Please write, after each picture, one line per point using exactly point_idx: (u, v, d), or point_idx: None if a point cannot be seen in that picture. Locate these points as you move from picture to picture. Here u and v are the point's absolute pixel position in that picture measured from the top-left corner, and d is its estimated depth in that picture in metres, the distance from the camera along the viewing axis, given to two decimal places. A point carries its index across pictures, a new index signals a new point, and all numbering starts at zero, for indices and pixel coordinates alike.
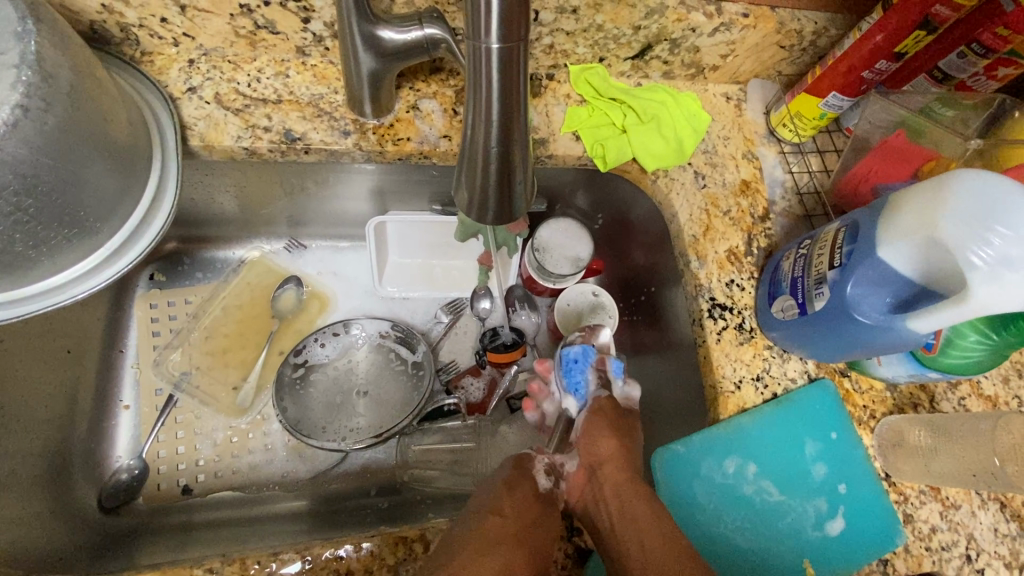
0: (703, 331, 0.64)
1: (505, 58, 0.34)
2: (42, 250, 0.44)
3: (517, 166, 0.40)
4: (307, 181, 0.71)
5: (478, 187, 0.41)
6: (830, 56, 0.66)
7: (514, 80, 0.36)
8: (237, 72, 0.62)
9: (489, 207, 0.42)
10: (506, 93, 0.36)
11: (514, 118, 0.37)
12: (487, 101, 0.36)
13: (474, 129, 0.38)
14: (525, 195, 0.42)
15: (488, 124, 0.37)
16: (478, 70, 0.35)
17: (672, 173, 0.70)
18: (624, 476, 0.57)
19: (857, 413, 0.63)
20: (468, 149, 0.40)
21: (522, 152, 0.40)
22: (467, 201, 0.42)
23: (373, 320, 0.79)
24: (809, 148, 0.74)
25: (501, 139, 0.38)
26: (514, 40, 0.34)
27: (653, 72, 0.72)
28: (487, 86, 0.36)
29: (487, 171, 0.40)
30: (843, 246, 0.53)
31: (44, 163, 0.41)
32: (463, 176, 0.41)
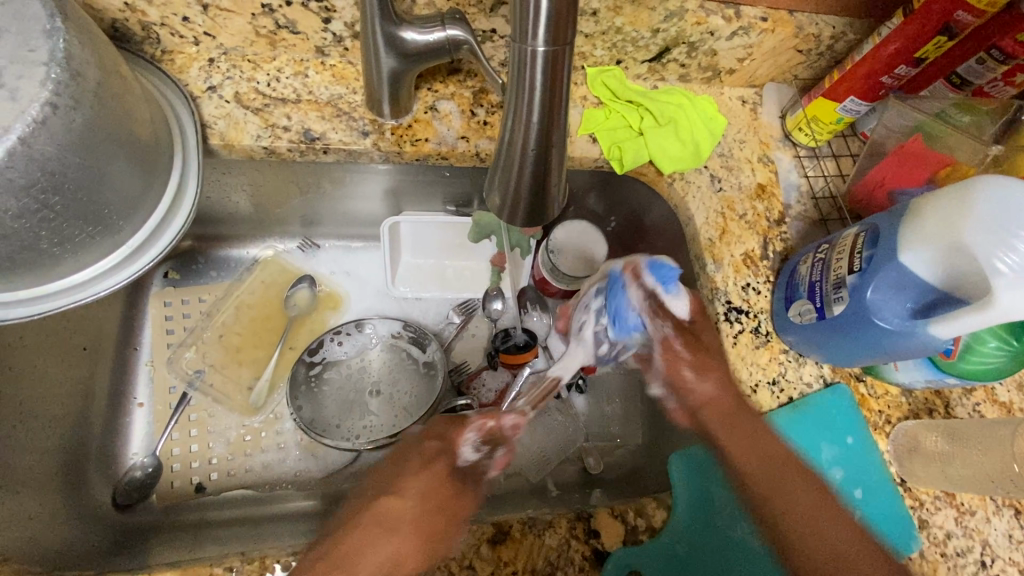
0: (719, 334, 0.64)
1: (551, 61, 0.34)
2: (66, 247, 0.44)
3: (554, 169, 0.40)
4: (322, 180, 0.72)
5: (513, 190, 0.41)
6: (849, 60, 0.66)
7: (559, 84, 0.36)
8: (256, 72, 0.62)
9: (522, 209, 0.42)
10: (549, 97, 0.36)
11: (556, 121, 0.37)
12: (528, 104, 0.36)
13: (512, 133, 0.38)
14: (559, 198, 0.43)
15: (528, 126, 0.37)
16: (522, 72, 0.35)
17: (688, 176, 0.70)
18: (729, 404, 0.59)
19: (872, 418, 0.63)
20: (505, 150, 0.40)
21: (560, 154, 0.40)
22: (499, 203, 0.42)
23: (385, 321, 0.79)
24: (824, 152, 0.74)
25: (540, 142, 0.38)
26: (560, 44, 0.34)
27: (669, 75, 0.72)
28: (530, 89, 0.36)
29: (523, 173, 0.40)
30: (863, 250, 0.53)
31: (72, 160, 0.41)
32: (497, 178, 0.42)
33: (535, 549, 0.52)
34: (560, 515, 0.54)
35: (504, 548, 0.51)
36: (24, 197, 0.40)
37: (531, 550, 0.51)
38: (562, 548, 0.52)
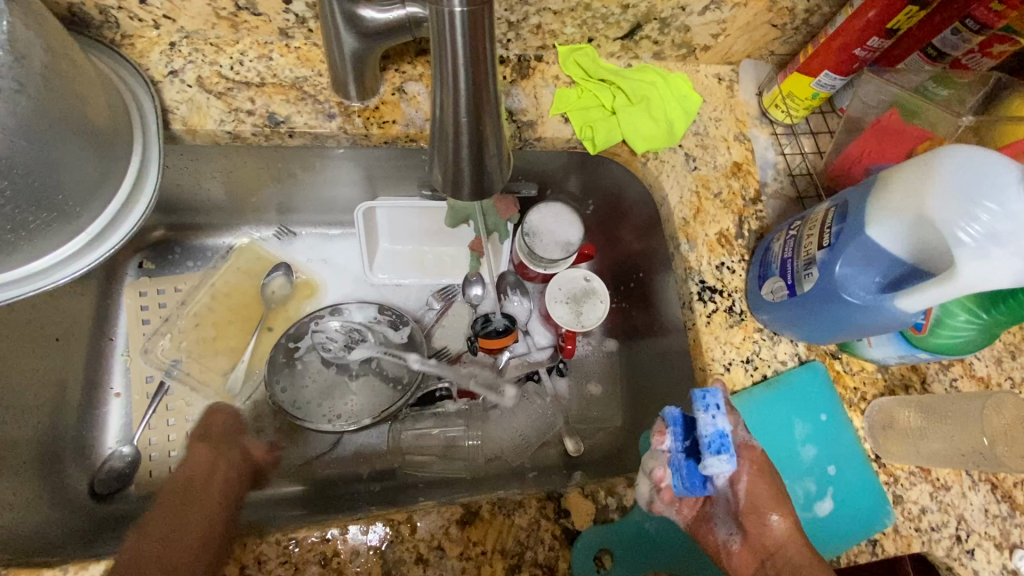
0: (693, 314, 0.63)
1: (471, 23, 0.34)
2: (21, 234, 0.43)
3: (490, 137, 0.39)
4: (293, 167, 0.71)
5: (451, 163, 0.40)
6: (822, 34, 0.65)
7: (481, 46, 0.35)
8: (219, 55, 0.61)
9: (464, 182, 0.41)
10: (473, 61, 0.35)
11: (483, 86, 0.37)
12: (453, 70, 0.36)
13: (442, 102, 0.38)
14: (501, 172, 0.42)
15: (456, 94, 0.37)
16: (442, 36, 0.34)
17: (662, 155, 0.69)
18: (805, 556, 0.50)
19: (847, 395, 0.63)
20: (438, 122, 0.39)
21: (494, 124, 0.39)
22: (440, 178, 0.42)
23: (361, 306, 0.79)
24: (802, 129, 0.74)
25: (472, 110, 0.37)
26: (477, 4, 0.33)
27: (643, 52, 0.71)
28: (452, 53, 0.35)
29: (459, 143, 0.39)
30: (833, 226, 0.53)
31: (19, 145, 0.41)
32: (434, 151, 0.41)
33: (505, 529, 0.51)
34: (531, 495, 0.54)
35: (473, 528, 0.51)
36: None
37: (501, 530, 0.51)
38: (531, 527, 0.52)
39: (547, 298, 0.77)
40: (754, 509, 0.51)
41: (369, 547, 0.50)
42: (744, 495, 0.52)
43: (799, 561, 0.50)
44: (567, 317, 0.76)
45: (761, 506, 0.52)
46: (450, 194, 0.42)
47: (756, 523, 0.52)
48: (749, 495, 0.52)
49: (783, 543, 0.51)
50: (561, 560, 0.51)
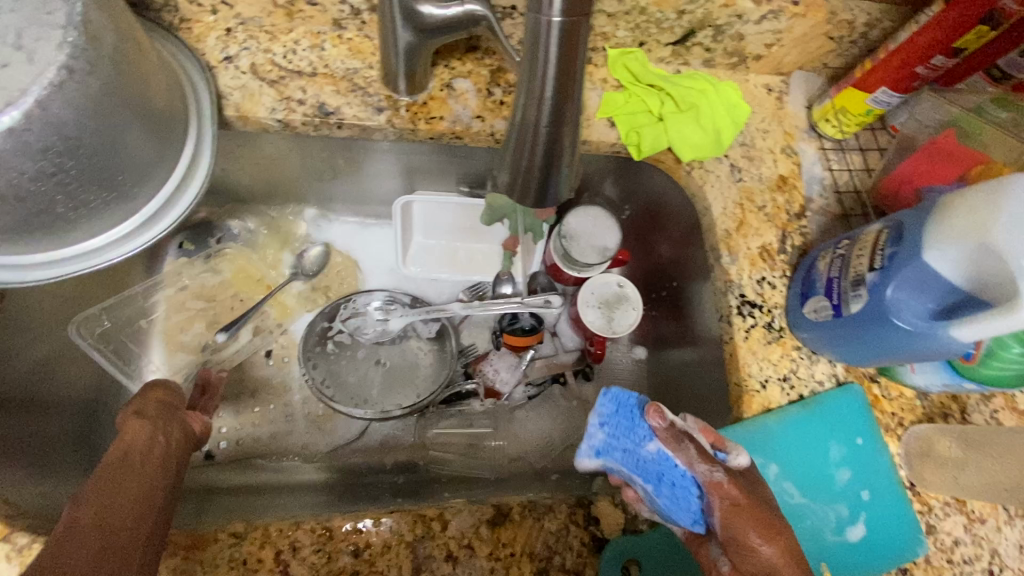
0: (731, 328, 0.62)
1: (568, 32, 0.34)
2: (81, 213, 0.44)
3: (566, 149, 0.39)
4: (337, 157, 0.71)
5: (521, 172, 0.41)
6: (883, 49, 0.64)
7: (575, 56, 0.35)
8: (273, 44, 0.61)
9: (532, 189, 0.41)
10: (566, 68, 0.35)
11: (567, 98, 0.37)
12: (542, 79, 0.36)
13: (525, 108, 0.38)
14: (568, 180, 0.42)
15: (540, 105, 0.37)
16: (539, 43, 0.34)
17: (708, 165, 0.68)
18: None
19: (884, 420, 0.62)
20: (517, 128, 0.39)
21: (572, 134, 0.39)
22: (507, 183, 0.42)
23: (387, 292, 0.79)
24: (850, 145, 0.72)
25: (552, 119, 0.37)
26: (577, 15, 0.34)
27: (693, 59, 0.70)
28: (544, 61, 0.35)
29: (535, 151, 0.39)
30: (886, 247, 0.52)
31: (88, 125, 0.42)
32: (507, 157, 0.41)
33: (534, 532, 0.52)
34: (560, 501, 0.53)
35: (502, 530, 0.51)
36: (41, 160, 0.40)
37: (530, 533, 0.52)
38: (560, 533, 0.52)
39: (578, 301, 0.76)
40: (737, 540, 0.48)
41: (398, 539, 0.50)
42: (722, 528, 0.49)
43: None
44: (599, 323, 0.75)
45: (742, 537, 0.48)
46: (516, 199, 0.42)
47: (745, 551, 0.48)
48: (730, 526, 0.49)
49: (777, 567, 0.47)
50: (588, 567, 0.52)
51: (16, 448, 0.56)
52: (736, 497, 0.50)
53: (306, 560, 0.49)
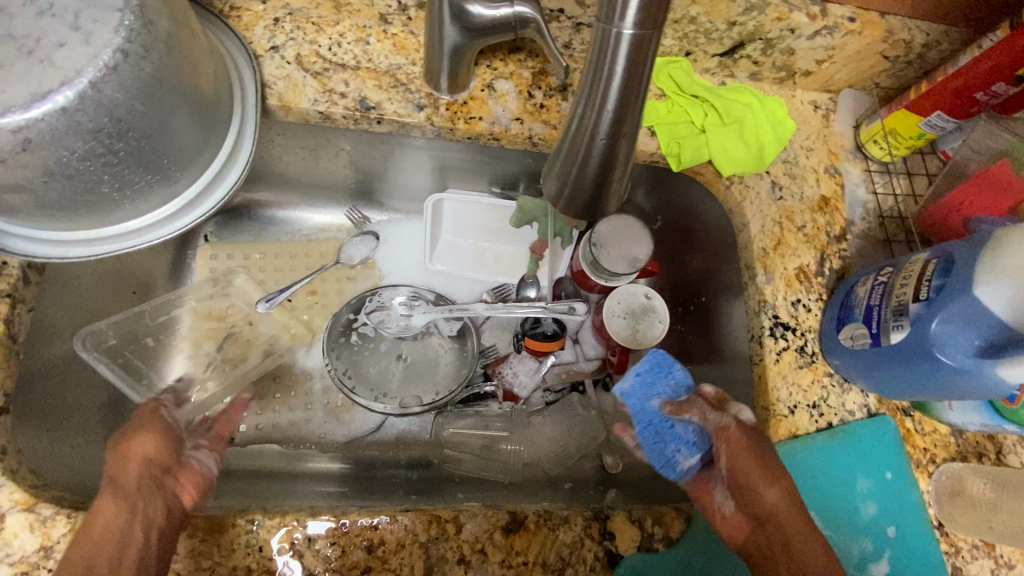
0: (762, 349, 0.61)
1: (637, 45, 0.34)
2: (126, 194, 0.45)
3: (620, 162, 0.39)
4: (373, 151, 0.71)
5: (571, 184, 0.40)
6: (941, 73, 0.62)
7: (641, 69, 0.35)
8: (319, 35, 0.61)
9: (582, 199, 0.40)
10: (631, 79, 0.35)
11: (628, 112, 0.36)
12: (603, 90, 0.35)
13: (581, 118, 0.38)
14: (619, 193, 0.41)
15: (598, 116, 0.36)
16: (605, 52, 0.34)
17: (748, 180, 0.67)
18: (801, 521, 0.50)
19: (915, 455, 0.60)
20: (571, 137, 0.39)
21: (628, 148, 0.38)
22: (555, 191, 0.42)
23: (411, 287, 0.79)
24: (897, 168, 0.70)
25: (610, 131, 0.37)
26: (648, 28, 0.33)
27: (740, 72, 0.68)
28: (608, 75, 0.35)
29: (588, 161, 0.39)
30: (933, 279, 0.50)
31: (138, 109, 0.42)
32: (555, 166, 0.41)
33: (548, 542, 0.51)
34: (576, 512, 0.53)
35: (517, 537, 0.51)
36: (91, 140, 0.40)
37: (544, 543, 0.51)
38: (575, 545, 0.51)
39: (603, 308, 0.75)
40: (743, 481, 0.52)
41: (413, 540, 0.50)
42: (729, 470, 0.53)
43: (792, 529, 0.50)
44: (625, 334, 0.73)
45: (748, 478, 0.52)
46: (563, 209, 0.41)
47: (747, 491, 0.52)
48: (740, 471, 0.52)
49: (777, 510, 0.51)
50: None
51: (61, 409, 0.58)
52: (748, 442, 0.54)
53: (319, 552, 0.49)
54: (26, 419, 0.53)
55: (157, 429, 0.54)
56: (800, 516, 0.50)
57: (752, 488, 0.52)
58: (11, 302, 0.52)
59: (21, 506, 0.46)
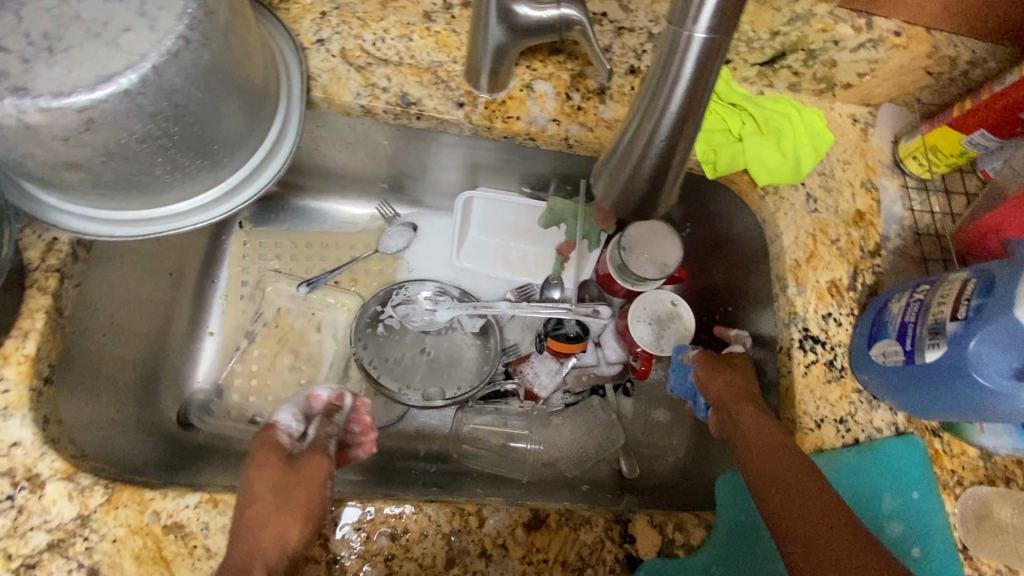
0: (791, 361, 0.61)
1: (707, 49, 0.34)
2: (176, 176, 0.46)
3: (675, 164, 0.40)
4: (410, 146, 0.72)
5: (623, 185, 0.42)
6: (986, 91, 0.61)
7: (708, 74, 0.35)
8: (364, 30, 0.62)
9: (635, 200, 0.42)
10: (699, 83, 0.35)
11: (690, 116, 0.37)
12: (668, 93, 0.36)
13: (642, 121, 0.38)
14: (672, 191, 0.42)
15: (660, 119, 0.37)
16: (673, 55, 0.35)
17: (783, 192, 0.66)
18: (747, 402, 0.57)
19: (942, 476, 0.59)
20: (628, 138, 0.39)
21: (685, 151, 0.39)
22: (606, 191, 0.43)
23: (437, 282, 0.80)
24: (934, 186, 0.69)
25: (671, 133, 0.37)
26: (721, 33, 0.33)
27: (779, 82, 0.67)
28: (676, 77, 0.35)
29: (644, 162, 0.39)
30: (972, 298, 0.49)
31: (195, 95, 0.43)
32: (607, 168, 0.42)
33: (569, 542, 0.51)
34: (598, 513, 0.53)
35: (538, 534, 0.51)
36: (150, 124, 0.41)
37: (565, 543, 0.51)
38: (595, 546, 0.52)
39: (630, 313, 0.75)
40: (703, 382, 0.62)
41: (439, 531, 0.50)
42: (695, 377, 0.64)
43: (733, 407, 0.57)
44: (648, 341, 0.73)
45: (706, 377, 0.62)
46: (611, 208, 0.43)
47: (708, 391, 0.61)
48: (702, 376, 0.62)
49: (722, 398, 0.59)
50: None
51: (104, 381, 0.61)
52: (705, 357, 0.64)
53: (345, 536, 0.49)
54: (66, 389, 0.54)
55: (276, 454, 0.49)
56: (746, 403, 0.56)
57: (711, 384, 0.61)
58: (60, 276, 0.52)
59: (60, 474, 0.47)
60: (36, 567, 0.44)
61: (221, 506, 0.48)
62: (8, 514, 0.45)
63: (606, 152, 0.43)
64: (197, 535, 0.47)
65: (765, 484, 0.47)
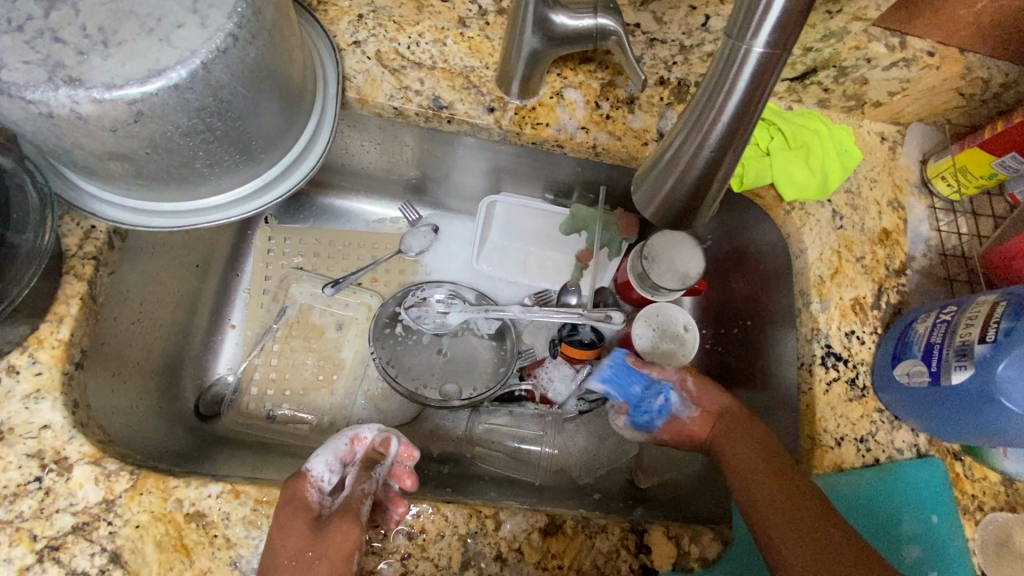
0: (812, 378, 0.61)
1: (763, 65, 0.34)
2: (214, 170, 0.47)
3: (718, 178, 0.40)
4: (437, 149, 0.73)
5: (664, 194, 0.42)
6: (1018, 113, 0.60)
7: (760, 89, 0.35)
8: (399, 33, 0.63)
9: (674, 210, 0.42)
10: (749, 97, 0.35)
11: (740, 129, 0.37)
12: (718, 107, 0.36)
13: (688, 133, 0.38)
14: (711, 205, 0.42)
15: (710, 131, 0.37)
16: (728, 68, 0.35)
17: (809, 208, 0.66)
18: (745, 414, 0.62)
19: (963, 501, 0.58)
20: (673, 150, 0.40)
21: (730, 164, 0.39)
22: (646, 200, 0.43)
23: (455, 285, 0.81)
24: (962, 207, 0.68)
25: (718, 145, 0.37)
26: (778, 49, 0.33)
27: (808, 98, 0.68)
28: (729, 88, 0.35)
29: (688, 172, 0.39)
30: (1002, 321, 0.49)
31: (239, 91, 0.43)
32: (650, 177, 0.42)
33: (584, 549, 0.51)
34: (614, 521, 0.53)
35: (554, 540, 0.51)
36: (196, 118, 0.42)
37: (581, 550, 0.51)
38: (611, 555, 0.51)
39: (635, 322, 0.76)
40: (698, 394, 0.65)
41: (456, 535, 0.50)
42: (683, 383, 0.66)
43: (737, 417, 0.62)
44: (646, 346, 0.75)
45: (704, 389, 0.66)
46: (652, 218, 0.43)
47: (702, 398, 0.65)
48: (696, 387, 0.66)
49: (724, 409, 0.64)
50: None
51: (132, 370, 0.63)
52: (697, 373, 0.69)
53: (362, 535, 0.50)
54: (93, 373, 0.55)
55: (303, 513, 0.47)
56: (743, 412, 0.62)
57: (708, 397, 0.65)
58: (96, 264, 0.53)
59: (88, 458, 0.47)
60: (60, 549, 0.45)
61: (242, 496, 0.48)
62: (35, 495, 0.46)
63: (647, 163, 0.43)
64: (218, 525, 0.47)
65: (763, 490, 0.52)
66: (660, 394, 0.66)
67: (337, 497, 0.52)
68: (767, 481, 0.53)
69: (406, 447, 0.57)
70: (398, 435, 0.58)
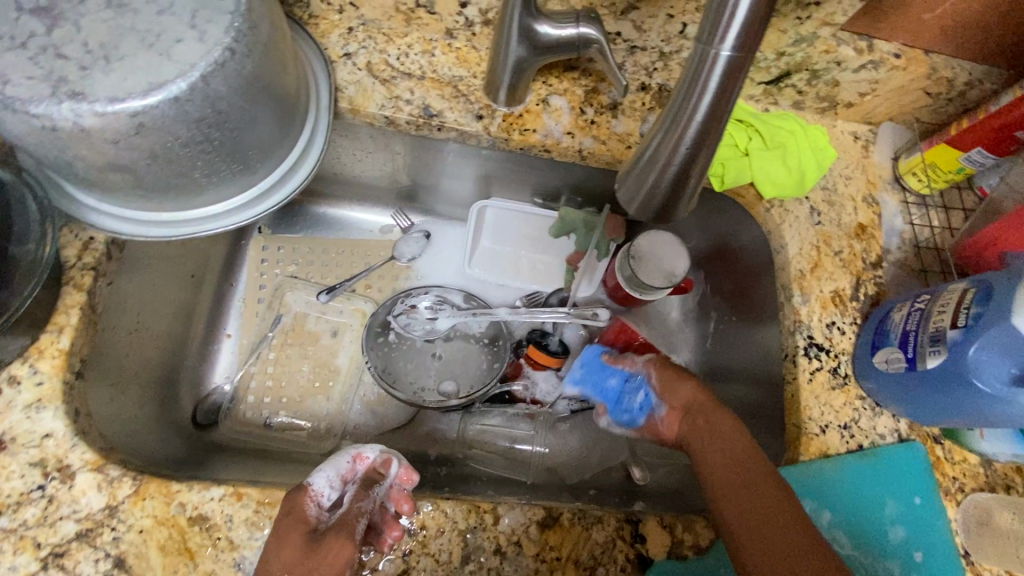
0: (796, 368, 0.63)
1: (731, 68, 0.36)
2: (211, 180, 0.48)
3: (696, 174, 0.42)
4: (427, 156, 0.75)
5: (647, 190, 0.44)
6: (982, 110, 0.63)
7: (729, 90, 0.37)
8: (389, 45, 0.65)
9: (655, 206, 0.44)
10: (719, 98, 0.37)
11: (713, 126, 0.39)
12: (691, 108, 0.38)
13: (667, 133, 0.41)
14: (690, 200, 0.45)
15: (687, 127, 0.39)
16: (700, 71, 0.37)
17: (787, 205, 0.69)
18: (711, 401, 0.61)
19: (944, 483, 0.60)
20: (651, 150, 0.42)
21: (705, 160, 0.41)
22: (629, 196, 0.46)
23: (445, 288, 0.82)
24: (933, 201, 0.71)
25: (694, 142, 0.40)
26: (744, 52, 0.36)
27: (783, 100, 0.70)
28: (702, 89, 0.37)
29: (667, 170, 0.42)
30: (971, 306, 0.51)
31: (235, 103, 0.45)
32: (632, 175, 0.44)
33: (581, 540, 0.52)
34: (610, 513, 0.54)
35: (552, 532, 0.52)
36: (194, 129, 0.44)
37: (577, 541, 0.52)
38: (607, 545, 0.53)
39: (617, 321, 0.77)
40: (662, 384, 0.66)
41: (456, 531, 0.51)
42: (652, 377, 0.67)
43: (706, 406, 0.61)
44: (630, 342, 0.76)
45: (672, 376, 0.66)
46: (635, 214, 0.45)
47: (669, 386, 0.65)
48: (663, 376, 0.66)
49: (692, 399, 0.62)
50: None
51: (131, 379, 0.63)
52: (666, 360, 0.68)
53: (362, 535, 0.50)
54: (92, 382, 0.55)
55: (300, 528, 0.47)
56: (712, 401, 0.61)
57: (675, 383, 0.65)
58: (95, 275, 0.54)
59: (91, 465, 0.48)
60: (64, 556, 0.46)
61: (245, 499, 0.49)
62: (38, 503, 0.46)
63: (628, 163, 0.45)
64: (221, 527, 0.48)
65: (736, 490, 0.51)
66: (637, 391, 0.69)
67: (334, 515, 0.50)
68: (739, 483, 0.52)
69: (406, 470, 0.54)
70: (400, 456, 0.56)
